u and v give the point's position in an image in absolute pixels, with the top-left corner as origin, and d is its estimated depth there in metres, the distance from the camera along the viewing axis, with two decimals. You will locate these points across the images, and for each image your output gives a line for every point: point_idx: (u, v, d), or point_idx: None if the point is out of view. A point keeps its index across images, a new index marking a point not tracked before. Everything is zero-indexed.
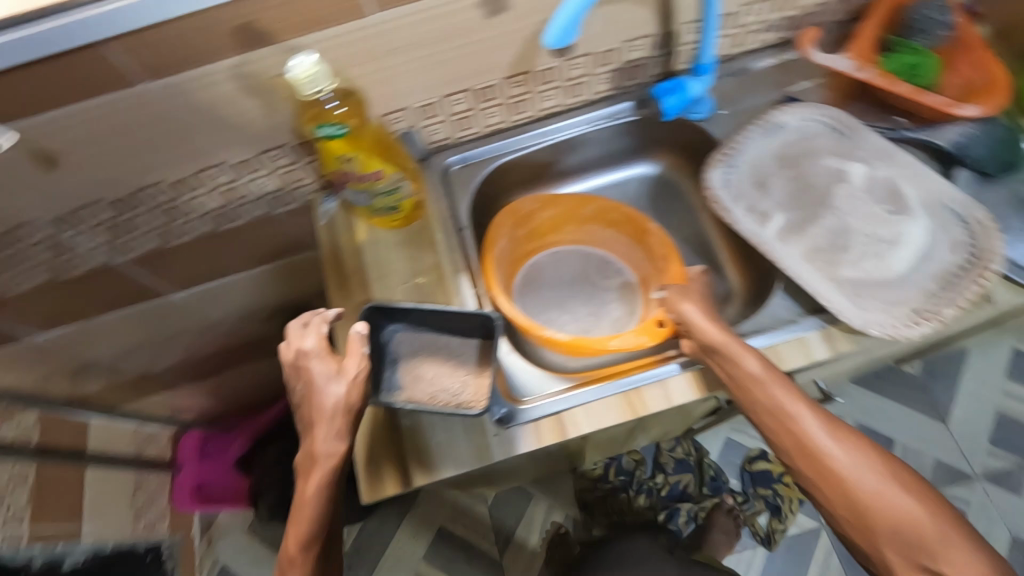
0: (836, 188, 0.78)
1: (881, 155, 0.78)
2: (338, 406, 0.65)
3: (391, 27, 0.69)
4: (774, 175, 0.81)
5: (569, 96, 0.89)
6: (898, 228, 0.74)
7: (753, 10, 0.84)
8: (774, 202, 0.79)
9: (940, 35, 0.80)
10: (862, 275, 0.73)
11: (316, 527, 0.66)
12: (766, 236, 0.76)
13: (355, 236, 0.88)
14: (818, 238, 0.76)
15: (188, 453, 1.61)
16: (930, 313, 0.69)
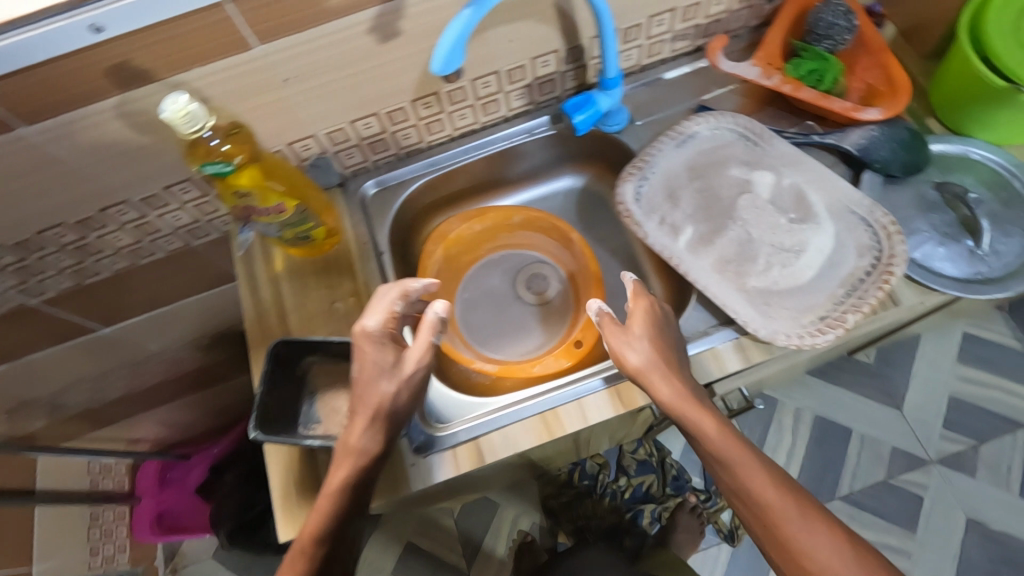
0: (743, 198, 0.78)
1: (789, 163, 0.78)
2: (383, 405, 0.65)
3: (280, 57, 0.68)
4: (684, 188, 0.81)
5: (484, 114, 0.89)
6: (804, 236, 0.74)
7: (658, 22, 0.84)
8: (684, 215, 0.79)
9: (845, 38, 0.80)
10: (770, 284, 0.73)
11: (334, 529, 0.63)
12: (676, 248, 0.77)
13: (273, 267, 0.87)
14: (726, 248, 0.76)
15: (147, 485, 1.55)
16: (836, 321, 0.69)
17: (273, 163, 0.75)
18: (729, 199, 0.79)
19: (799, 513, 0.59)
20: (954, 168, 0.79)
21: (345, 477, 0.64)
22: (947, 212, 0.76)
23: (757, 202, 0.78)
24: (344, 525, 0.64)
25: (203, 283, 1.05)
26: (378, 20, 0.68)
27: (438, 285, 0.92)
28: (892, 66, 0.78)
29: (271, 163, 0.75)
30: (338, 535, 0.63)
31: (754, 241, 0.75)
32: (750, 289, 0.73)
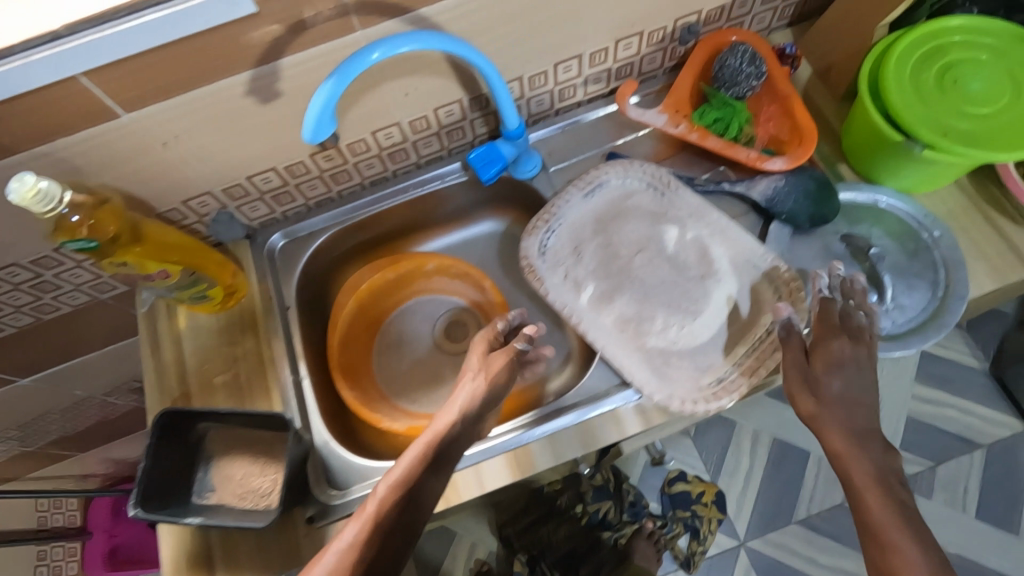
0: (642, 254, 0.77)
1: (694, 216, 0.77)
2: (467, 390, 0.71)
3: (155, 122, 0.66)
4: (587, 241, 0.79)
5: (393, 162, 0.87)
6: (703, 294, 0.74)
7: (564, 68, 0.82)
8: (587, 270, 0.78)
9: (752, 84, 0.78)
10: (668, 344, 0.73)
11: (418, 477, 0.63)
12: (577, 305, 0.75)
13: (176, 324, 0.85)
14: (627, 306, 0.75)
15: (100, 522, 1.43)
16: (731, 386, 0.68)
17: (156, 232, 0.72)
18: (629, 254, 0.78)
19: (910, 533, 0.52)
20: (860, 217, 0.77)
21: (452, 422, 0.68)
22: (852, 264, 0.74)
23: (661, 257, 0.77)
24: (429, 478, 0.63)
25: (123, 331, 1.03)
26: (253, 83, 0.65)
27: (349, 337, 0.90)
28: (798, 115, 0.76)
29: (153, 232, 0.72)
30: (420, 486, 0.63)
31: (651, 300, 0.75)
32: (649, 349, 0.72)
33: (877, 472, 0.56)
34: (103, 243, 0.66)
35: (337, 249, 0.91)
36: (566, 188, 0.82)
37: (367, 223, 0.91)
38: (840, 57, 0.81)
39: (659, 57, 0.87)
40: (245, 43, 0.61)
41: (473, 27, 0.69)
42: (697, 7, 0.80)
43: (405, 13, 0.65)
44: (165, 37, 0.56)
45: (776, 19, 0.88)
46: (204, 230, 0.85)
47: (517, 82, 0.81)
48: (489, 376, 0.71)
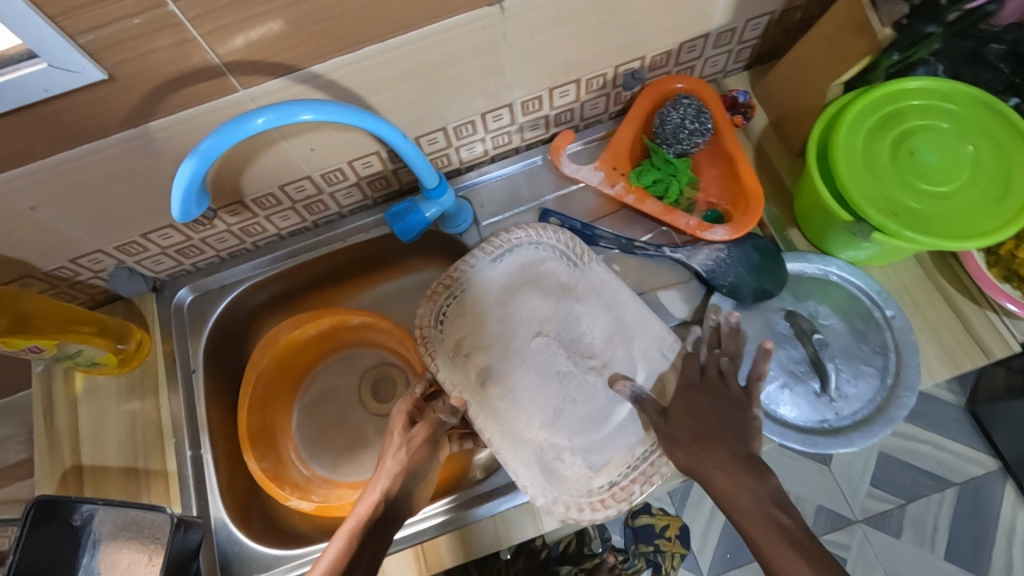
0: (541, 338, 0.74)
1: (603, 294, 0.74)
2: (392, 469, 0.65)
3: (16, 189, 0.59)
4: (487, 314, 0.74)
5: (311, 213, 0.80)
6: (603, 387, 0.71)
7: (494, 117, 0.75)
8: (484, 346, 0.73)
9: (696, 142, 0.71)
10: (560, 439, 0.70)
11: (348, 566, 0.58)
12: (468, 386, 0.70)
13: (72, 386, 0.77)
14: (522, 393, 0.72)
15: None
16: (622, 493, 0.66)
17: (36, 303, 0.68)
18: (528, 335, 0.74)
19: (805, 560, 0.52)
20: (807, 291, 0.71)
21: (377, 502, 0.63)
22: (795, 346, 0.68)
23: (565, 339, 0.74)
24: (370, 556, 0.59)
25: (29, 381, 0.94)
26: (124, 145, 0.58)
27: (266, 398, 0.83)
28: (745, 179, 0.70)
29: (34, 304, 0.68)
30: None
31: (545, 390, 0.72)
32: (540, 442, 0.70)
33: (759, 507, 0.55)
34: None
35: (250, 302, 0.84)
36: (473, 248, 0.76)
37: (285, 275, 0.84)
38: (794, 111, 0.74)
39: (602, 102, 0.80)
40: (104, 107, 0.54)
41: (377, 81, 0.62)
42: (639, 54, 0.73)
43: (293, 70, 0.58)
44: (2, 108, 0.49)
45: (731, 62, 0.81)
46: (104, 284, 0.78)
47: (441, 131, 0.74)
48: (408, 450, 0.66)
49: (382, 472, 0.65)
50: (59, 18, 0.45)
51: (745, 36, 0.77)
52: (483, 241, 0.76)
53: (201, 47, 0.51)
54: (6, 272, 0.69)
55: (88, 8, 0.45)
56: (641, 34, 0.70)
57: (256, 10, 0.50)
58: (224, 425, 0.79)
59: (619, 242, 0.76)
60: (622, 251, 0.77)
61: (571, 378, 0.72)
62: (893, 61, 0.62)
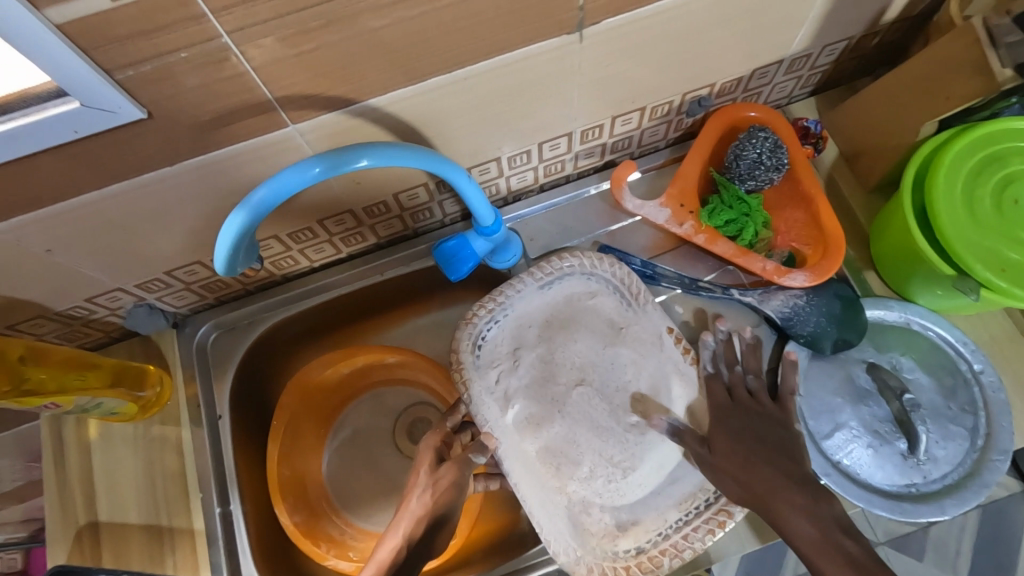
0: (582, 389, 0.64)
1: (652, 344, 0.65)
2: (418, 510, 0.60)
3: (32, 232, 0.52)
4: (524, 346, 0.66)
5: (347, 245, 0.74)
6: (640, 449, 0.62)
7: (551, 146, 0.69)
8: (520, 383, 0.65)
9: (771, 178, 0.66)
10: (592, 494, 0.62)
11: None
12: (500, 422, 0.63)
13: (85, 433, 0.70)
14: (556, 438, 0.63)
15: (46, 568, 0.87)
16: (650, 563, 0.59)
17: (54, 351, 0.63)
18: (569, 381, 0.65)
19: None
20: (889, 342, 0.66)
21: (400, 546, 0.58)
22: (878, 403, 0.63)
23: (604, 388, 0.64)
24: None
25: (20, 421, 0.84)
26: (158, 184, 0.52)
27: (294, 445, 0.77)
28: (824, 222, 0.65)
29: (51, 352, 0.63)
30: None
31: (580, 445, 0.63)
32: (568, 496, 0.62)
33: (822, 532, 0.51)
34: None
35: (279, 338, 0.78)
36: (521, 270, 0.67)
37: (314, 311, 0.78)
38: (874, 145, 0.69)
39: (663, 129, 0.74)
40: (136, 148, 0.47)
41: (436, 112, 0.56)
42: (709, 81, 0.67)
43: (348, 104, 0.51)
44: (26, 150, 0.42)
45: (798, 88, 0.76)
46: (120, 321, 0.72)
47: (494, 162, 0.68)
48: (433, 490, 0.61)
49: (407, 513, 0.60)
50: (94, 53, 0.38)
51: (817, 62, 0.72)
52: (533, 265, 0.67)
53: (253, 82, 0.45)
54: (14, 315, 0.62)
55: (129, 42, 0.38)
56: (716, 61, 0.64)
57: (317, 41, 0.44)
58: (251, 475, 0.73)
59: (682, 283, 0.70)
60: (684, 291, 0.71)
61: (605, 432, 0.63)
62: (1005, 104, 0.60)
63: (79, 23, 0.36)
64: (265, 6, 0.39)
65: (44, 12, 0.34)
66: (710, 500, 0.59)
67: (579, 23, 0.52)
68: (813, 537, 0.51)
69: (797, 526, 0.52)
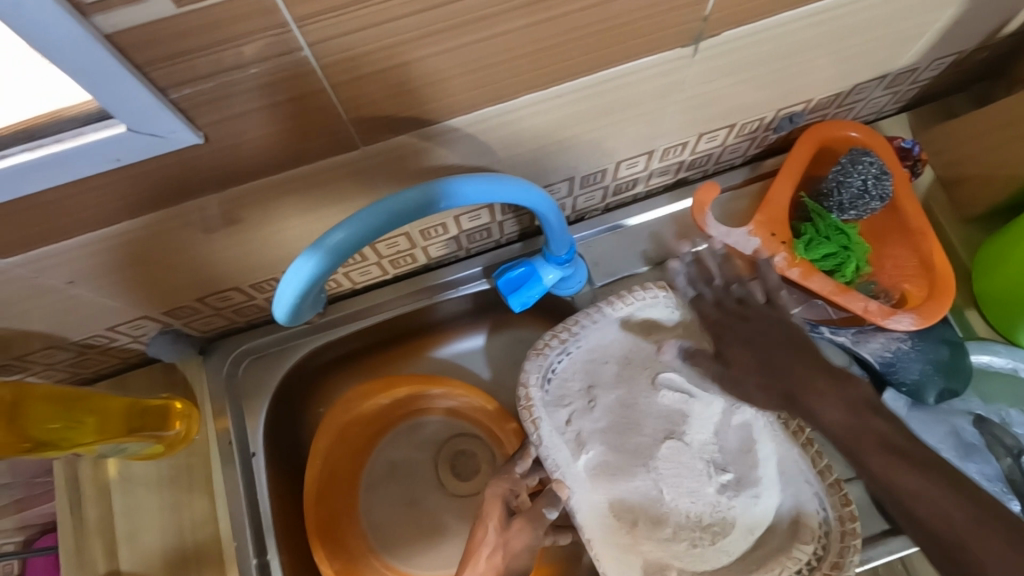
0: (669, 441, 0.58)
1: None
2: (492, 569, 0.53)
3: (53, 264, 0.45)
4: (602, 385, 0.60)
5: (395, 266, 0.67)
6: (730, 512, 0.55)
7: (629, 164, 0.62)
8: (595, 426, 0.59)
9: (873, 209, 0.60)
10: (675, 559, 0.55)
11: None
12: (571, 468, 0.57)
13: (102, 473, 0.64)
14: (634, 493, 0.57)
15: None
16: None
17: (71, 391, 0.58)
18: (654, 432, 0.59)
19: None
20: (994, 391, 0.61)
21: None
22: (985, 459, 0.58)
23: (691, 439, 0.58)
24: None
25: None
26: (206, 210, 0.45)
27: (329, 480, 0.71)
28: (932, 258, 0.60)
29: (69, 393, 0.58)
30: None
31: (664, 503, 0.56)
32: (643, 556, 0.55)
33: (854, 417, 0.48)
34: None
35: (315, 364, 0.71)
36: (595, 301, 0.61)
37: (352, 337, 0.71)
38: (983, 173, 0.62)
39: (744, 146, 0.67)
40: (184, 174, 0.40)
41: (520, 134, 0.49)
42: (807, 97, 0.60)
43: (427, 125, 0.44)
44: (56, 181, 0.35)
45: (891, 103, 0.69)
46: (141, 347, 0.64)
47: (566, 181, 0.61)
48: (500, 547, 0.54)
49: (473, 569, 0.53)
50: (148, 68, 0.31)
51: (920, 77, 0.65)
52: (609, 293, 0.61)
53: (328, 100, 0.38)
54: (25, 347, 0.55)
55: (191, 57, 0.31)
56: (822, 78, 0.57)
57: (409, 55, 0.36)
58: (288, 521, 0.66)
59: None
60: None
61: (692, 489, 0.56)
62: None
63: (133, 34, 0.28)
64: (358, 13, 0.32)
65: (92, 19, 0.27)
66: (829, 520, 0.51)
67: (697, 35, 0.45)
68: (843, 423, 0.48)
69: (824, 413, 0.49)
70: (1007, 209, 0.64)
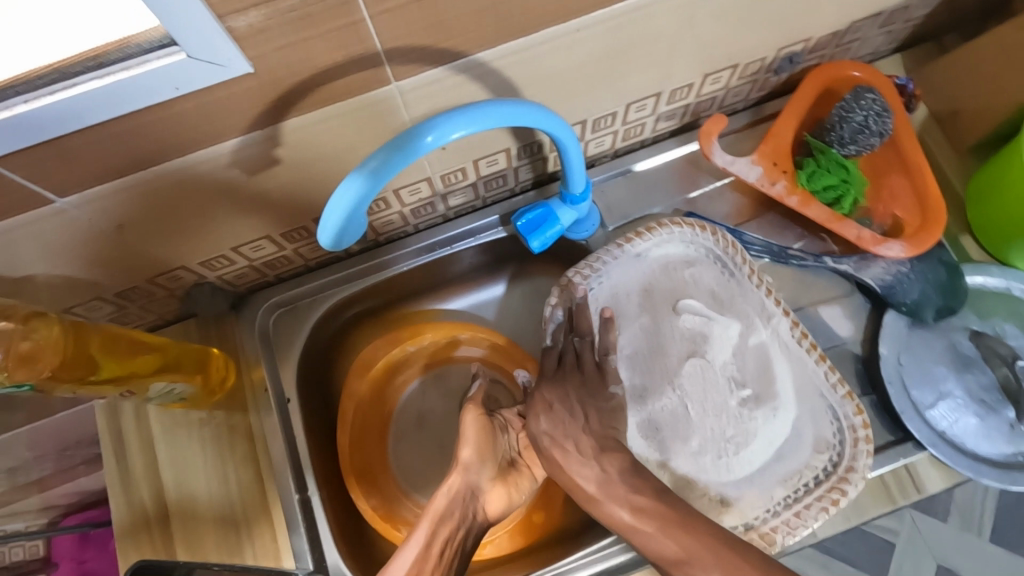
0: (693, 359, 0.62)
1: (759, 316, 0.63)
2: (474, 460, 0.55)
3: (105, 205, 0.48)
4: (627, 318, 0.64)
5: (416, 217, 0.70)
6: (749, 423, 0.60)
7: (638, 107, 0.65)
8: (621, 352, 0.63)
9: (872, 145, 0.64)
10: (702, 472, 0.59)
11: None
12: None
13: (146, 420, 0.67)
14: (661, 416, 0.60)
15: (66, 550, 1.01)
16: (762, 540, 0.56)
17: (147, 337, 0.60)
18: (679, 353, 0.62)
19: None
20: (990, 308, 0.65)
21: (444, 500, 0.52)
22: (982, 371, 0.61)
23: (710, 363, 0.62)
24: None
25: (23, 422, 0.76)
26: (244, 150, 0.47)
27: (363, 426, 0.75)
28: (927, 192, 0.63)
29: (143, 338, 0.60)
30: None
31: (690, 421, 0.60)
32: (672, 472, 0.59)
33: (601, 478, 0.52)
34: (37, 384, 0.48)
35: (342, 316, 0.74)
36: (607, 245, 0.66)
37: (377, 287, 0.73)
38: (979, 104, 0.65)
39: (747, 89, 0.70)
40: (230, 109, 0.42)
41: (539, 73, 0.52)
42: (807, 36, 0.63)
43: (455, 59, 0.46)
44: (119, 111, 0.38)
45: (886, 43, 0.72)
46: (176, 302, 0.67)
47: (578, 125, 0.63)
48: (484, 447, 0.56)
49: (456, 467, 0.54)
50: None
51: (913, 15, 0.67)
52: (626, 234, 0.65)
53: (367, 31, 0.40)
54: (72, 297, 0.57)
55: None
56: (822, 15, 0.60)
57: None
58: (323, 462, 0.70)
59: (771, 251, 0.68)
60: (773, 260, 0.68)
61: (713, 410, 0.60)
62: None
63: None
64: None
65: None
66: (843, 429, 0.59)
67: None
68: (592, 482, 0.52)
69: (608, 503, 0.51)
70: (999, 139, 0.67)
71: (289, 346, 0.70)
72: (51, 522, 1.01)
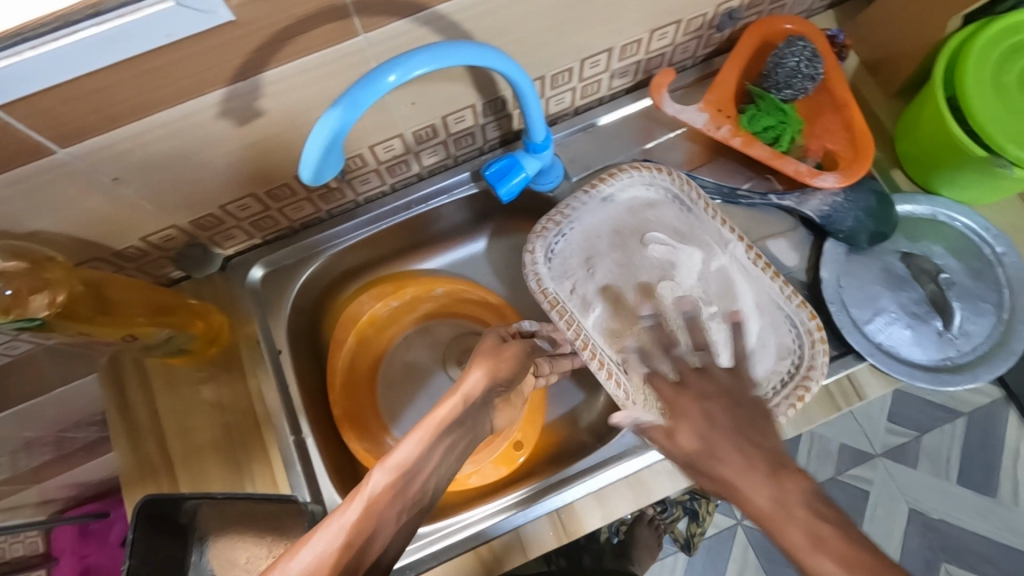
0: (665, 283, 0.68)
1: (716, 245, 0.69)
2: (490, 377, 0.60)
3: (103, 157, 0.52)
4: (601, 256, 0.69)
5: (392, 175, 0.74)
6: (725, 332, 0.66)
7: (594, 63, 0.70)
8: (598, 287, 0.67)
9: (806, 88, 0.70)
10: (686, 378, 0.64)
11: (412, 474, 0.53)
12: (584, 322, 0.65)
13: (147, 377, 0.71)
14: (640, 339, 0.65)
15: (68, 545, 1.04)
16: None
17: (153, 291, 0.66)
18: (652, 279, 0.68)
19: None
20: (919, 233, 0.71)
21: (457, 404, 0.57)
22: (914, 287, 0.68)
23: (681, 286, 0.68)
24: (431, 478, 0.55)
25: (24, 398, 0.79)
26: (230, 101, 0.52)
27: (352, 376, 0.79)
28: (855, 126, 0.69)
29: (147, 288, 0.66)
30: (417, 475, 0.54)
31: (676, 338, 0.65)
32: None
33: (777, 504, 0.47)
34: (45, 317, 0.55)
35: (329, 274, 0.79)
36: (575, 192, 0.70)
37: (362, 246, 0.78)
38: (899, 49, 0.72)
39: (693, 45, 0.76)
40: (216, 60, 0.47)
41: (496, 24, 0.57)
42: None
43: (417, 11, 0.51)
44: (116, 56, 0.42)
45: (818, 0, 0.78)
46: (170, 264, 0.71)
47: (538, 81, 0.69)
48: (496, 365, 0.61)
49: (473, 378, 0.60)
50: None
51: None
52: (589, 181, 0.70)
53: None
54: (76, 254, 0.62)
55: None
56: None
57: None
58: (316, 409, 0.74)
59: (721, 192, 0.74)
60: (724, 200, 0.74)
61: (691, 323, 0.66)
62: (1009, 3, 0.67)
63: None
64: None
65: None
66: (802, 344, 0.65)
67: None
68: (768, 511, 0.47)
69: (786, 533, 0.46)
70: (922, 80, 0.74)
71: (280, 301, 0.75)
72: (53, 515, 1.02)
